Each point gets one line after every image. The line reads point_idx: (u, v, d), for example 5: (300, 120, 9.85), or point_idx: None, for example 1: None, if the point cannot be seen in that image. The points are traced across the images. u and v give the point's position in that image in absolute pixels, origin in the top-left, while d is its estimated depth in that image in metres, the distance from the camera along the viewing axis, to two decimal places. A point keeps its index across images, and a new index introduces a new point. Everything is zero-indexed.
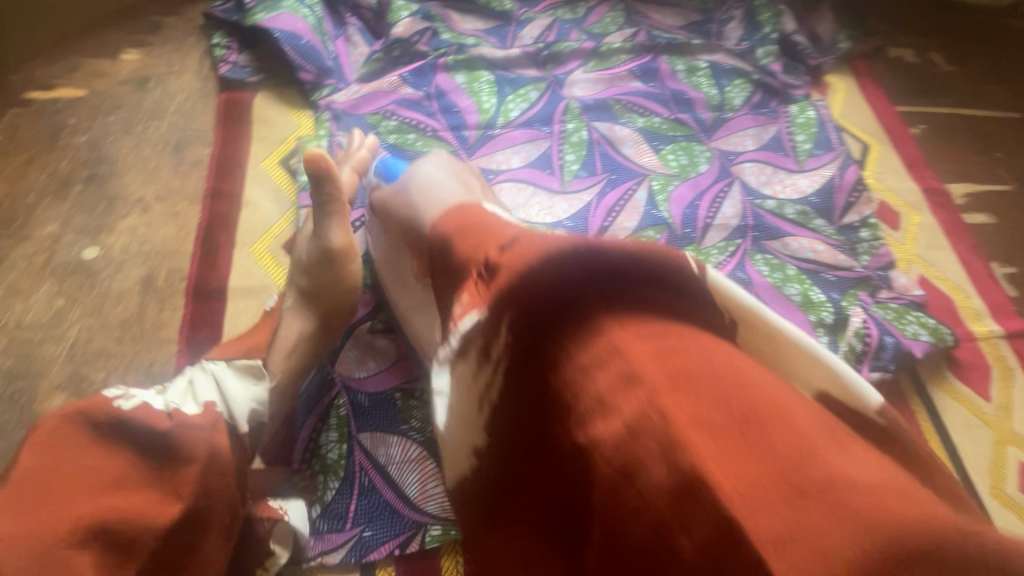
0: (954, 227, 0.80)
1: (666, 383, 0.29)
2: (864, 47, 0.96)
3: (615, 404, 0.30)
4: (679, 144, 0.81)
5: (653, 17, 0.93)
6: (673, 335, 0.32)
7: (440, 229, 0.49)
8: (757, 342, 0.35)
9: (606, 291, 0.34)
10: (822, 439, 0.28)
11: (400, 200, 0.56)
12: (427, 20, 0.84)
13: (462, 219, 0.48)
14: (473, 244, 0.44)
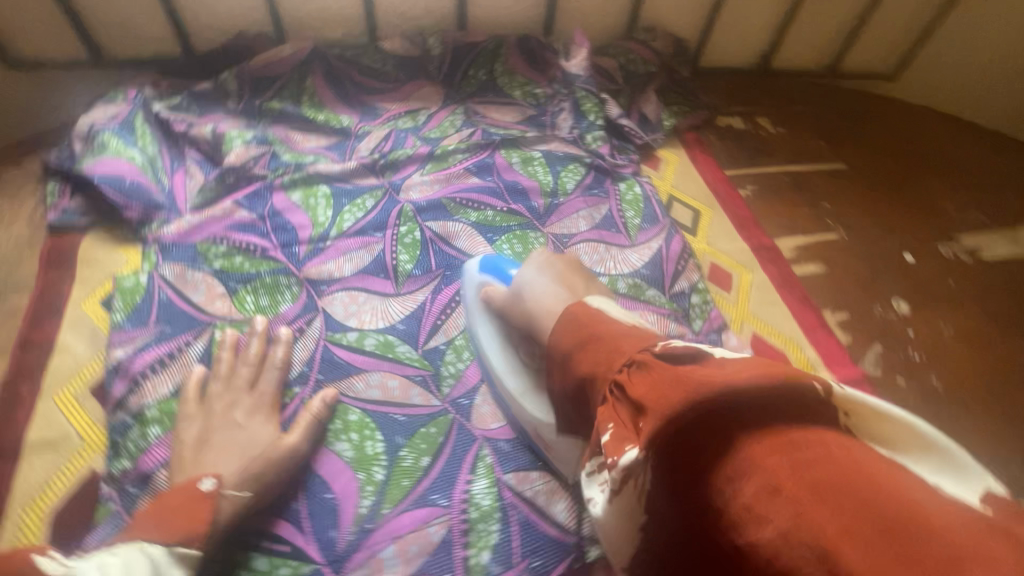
0: (784, 280, 0.83)
1: (773, 493, 0.33)
2: (692, 121, 1.03)
3: (751, 511, 0.33)
4: (513, 234, 0.85)
5: (492, 115, 1.00)
6: (811, 447, 0.35)
7: (560, 344, 0.54)
8: (871, 427, 0.38)
9: (748, 411, 0.38)
10: (967, 541, 0.28)
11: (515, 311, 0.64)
12: (265, 145, 0.88)
13: (579, 328, 0.53)
14: (601, 356, 0.49)
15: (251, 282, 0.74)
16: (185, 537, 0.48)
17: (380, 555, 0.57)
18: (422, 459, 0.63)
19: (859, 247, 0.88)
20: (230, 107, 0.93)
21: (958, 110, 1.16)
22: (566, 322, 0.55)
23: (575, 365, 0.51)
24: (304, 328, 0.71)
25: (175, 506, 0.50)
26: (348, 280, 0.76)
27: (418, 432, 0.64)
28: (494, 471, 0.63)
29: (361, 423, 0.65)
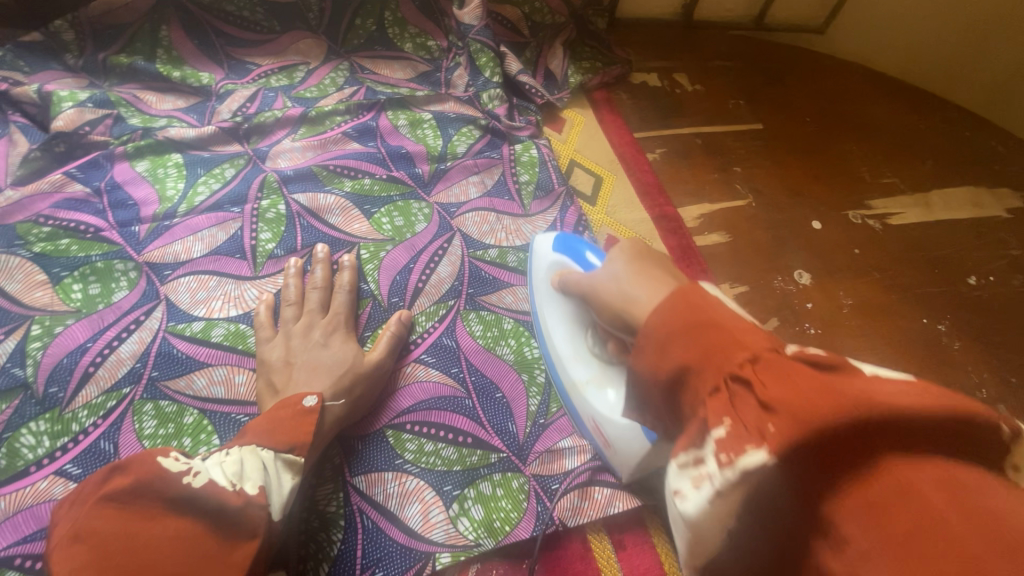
0: (684, 252, 0.78)
1: (937, 524, 0.24)
2: (603, 78, 0.96)
3: (897, 541, 0.24)
4: (394, 204, 0.76)
5: (381, 72, 0.90)
6: (972, 483, 0.26)
7: (659, 324, 0.37)
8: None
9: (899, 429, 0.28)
10: None
11: (594, 296, 0.49)
12: (105, 107, 0.77)
13: (697, 312, 0.36)
14: (722, 345, 0.34)
15: (80, 268, 0.65)
16: (291, 444, 0.48)
17: None
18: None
19: (768, 215, 0.84)
20: (67, 62, 0.80)
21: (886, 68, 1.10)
22: (674, 300, 0.37)
23: (675, 351, 0.35)
24: (141, 320, 0.62)
25: (281, 420, 0.49)
26: (197, 263, 0.67)
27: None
28: (341, 474, 0.57)
29: (197, 425, 0.58)
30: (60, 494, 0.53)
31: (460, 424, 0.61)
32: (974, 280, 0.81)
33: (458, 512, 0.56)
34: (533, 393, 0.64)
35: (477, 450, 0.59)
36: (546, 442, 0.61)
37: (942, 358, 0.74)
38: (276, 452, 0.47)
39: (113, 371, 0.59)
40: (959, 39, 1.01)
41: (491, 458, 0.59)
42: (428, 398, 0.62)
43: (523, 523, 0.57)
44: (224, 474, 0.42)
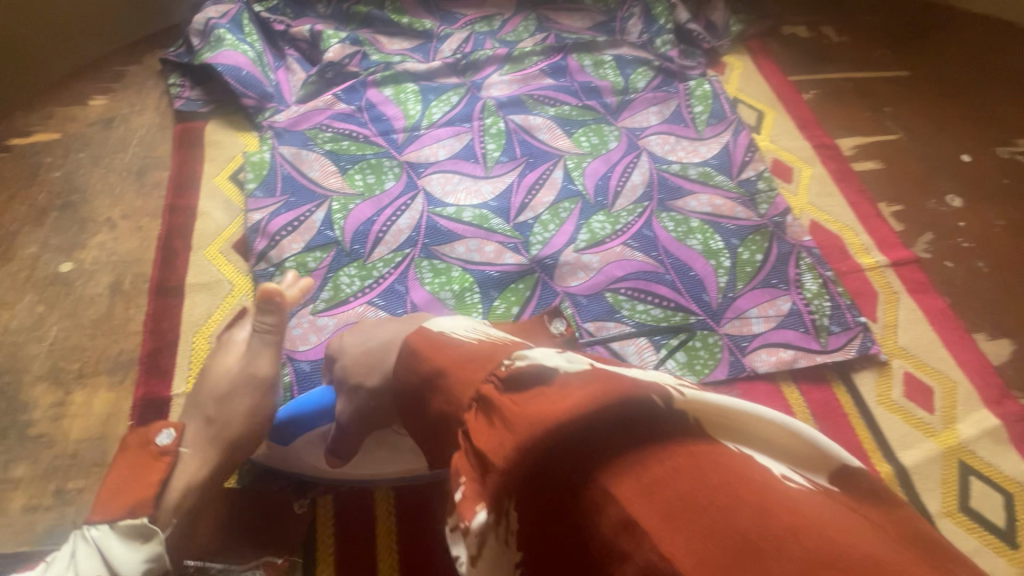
0: (842, 174, 0.88)
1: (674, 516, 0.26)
2: (758, 29, 1.06)
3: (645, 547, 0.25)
4: (589, 127, 0.90)
5: (563, 21, 1.04)
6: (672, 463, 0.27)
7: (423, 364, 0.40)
8: (718, 426, 0.30)
9: (592, 430, 0.29)
10: (835, 522, 0.25)
11: (367, 358, 0.48)
12: (356, 45, 0.95)
13: (423, 360, 0.40)
14: (449, 385, 0.38)
15: (359, 163, 0.83)
16: (126, 509, 0.45)
17: None
18: (513, 308, 0.72)
19: (918, 148, 0.92)
20: (321, 11, 0.99)
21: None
22: (407, 353, 0.41)
23: (431, 405, 0.39)
24: (408, 203, 0.80)
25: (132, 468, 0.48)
26: (442, 164, 0.84)
27: (509, 286, 0.74)
28: (574, 320, 0.72)
29: (462, 277, 0.74)
30: (373, 316, 0.71)
31: (663, 292, 0.74)
32: None
33: (667, 355, 0.70)
34: (722, 274, 0.76)
35: (679, 312, 0.73)
36: (735, 311, 0.73)
37: None
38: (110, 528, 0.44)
39: (396, 237, 0.76)
40: None
41: (691, 319, 0.72)
42: (635, 270, 0.75)
43: (719, 368, 0.69)
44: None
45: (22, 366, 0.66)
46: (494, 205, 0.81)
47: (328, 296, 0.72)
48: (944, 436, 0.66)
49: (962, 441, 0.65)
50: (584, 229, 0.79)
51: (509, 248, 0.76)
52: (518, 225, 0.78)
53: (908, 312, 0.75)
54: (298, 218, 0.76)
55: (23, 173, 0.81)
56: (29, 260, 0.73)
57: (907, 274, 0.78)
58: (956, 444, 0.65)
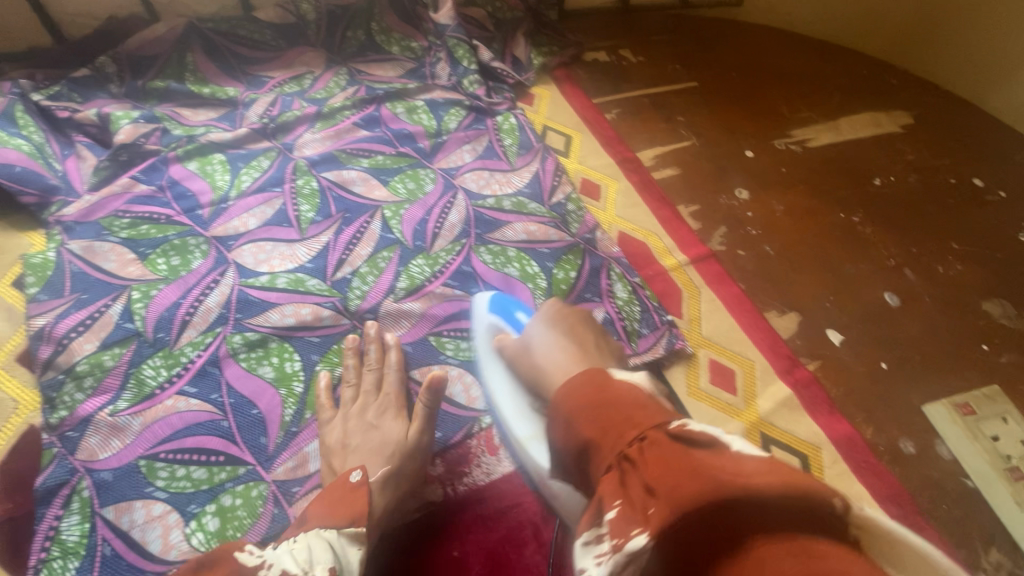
0: (644, 184, 0.95)
1: None
2: (560, 59, 1.14)
3: None
4: (405, 173, 0.92)
5: (374, 73, 1.07)
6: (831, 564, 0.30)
7: (567, 395, 0.46)
8: (881, 549, 0.34)
9: (763, 515, 0.33)
10: None
11: (523, 362, 0.60)
12: (153, 122, 0.91)
13: (598, 391, 0.45)
14: (612, 419, 0.42)
15: (161, 246, 0.79)
16: (350, 519, 0.52)
17: (305, 450, 0.65)
18: (336, 369, 0.71)
19: (709, 151, 1.02)
20: (113, 91, 0.95)
21: (806, 24, 1.28)
22: (580, 379, 0.47)
23: (578, 430, 0.44)
24: (218, 279, 0.77)
25: (337, 499, 0.55)
26: (254, 233, 0.82)
27: (331, 348, 0.73)
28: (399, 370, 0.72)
29: (281, 347, 0.72)
30: (184, 407, 0.66)
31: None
32: (879, 180, 1.01)
33: None
34: (539, 297, 0.79)
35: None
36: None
37: (858, 240, 0.92)
38: (337, 531, 0.50)
39: (205, 317, 0.74)
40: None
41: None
42: (457, 309, 0.77)
43: None
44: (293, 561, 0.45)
45: None
46: (310, 267, 0.80)
47: (131, 394, 0.67)
48: (747, 414, 0.72)
49: (762, 415, 0.72)
50: (404, 276, 0.80)
51: (327, 308, 0.75)
52: (336, 283, 0.78)
53: (709, 303, 0.82)
54: (90, 317, 0.71)
55: None
56: None
57: (706, 269, 0.85)
58: (757, 419, 0.71)
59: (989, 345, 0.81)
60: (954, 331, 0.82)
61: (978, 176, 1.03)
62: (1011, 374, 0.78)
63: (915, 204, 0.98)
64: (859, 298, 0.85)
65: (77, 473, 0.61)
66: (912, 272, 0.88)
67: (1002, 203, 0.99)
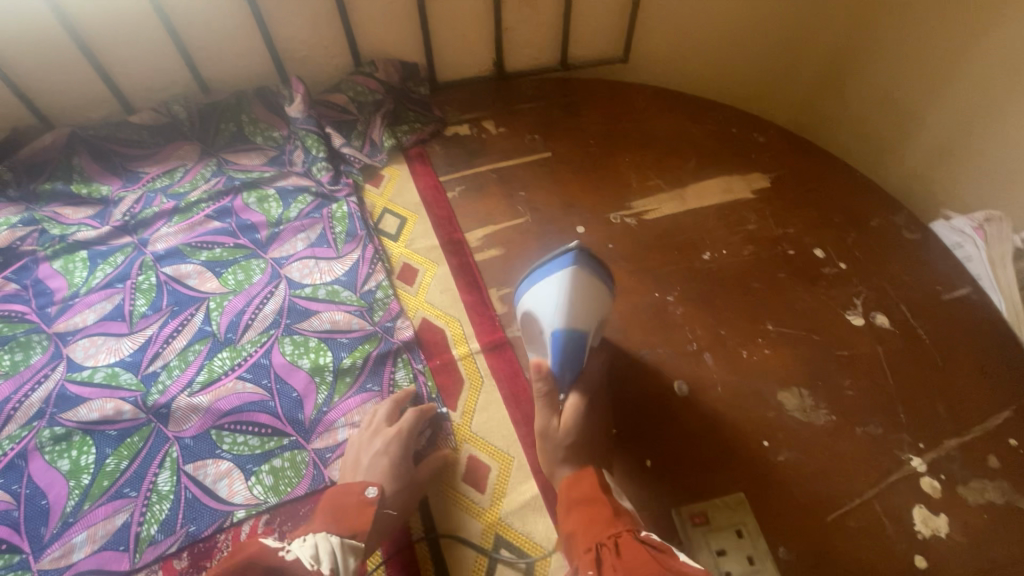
0: (461, 267, 1.00)
1: None
2: (418, 136, 1.20)
3: None
4: (238, 265, 1.00)
5: (241, 161, 1.15)
6: None
7: (575, 488, 0.66)
8: None
9: None
10: None
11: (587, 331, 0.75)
12: (31, 225, 1.05)
13: (590, 499, 0.65)
14: (595, 519, 0.62)
15: (8, 343, 0.91)
16: (354, 532, 0.63)
17: (73, 541, 0.75)
18: (122, 462, 0.80)
19: (540, 228, 1.05)
20: (8, 194, 1.08)
21: (726, 98, 1.41)
22: (581, 482, 0.67)
23: (574, 522, 0.63)
24: (48, 373, 0.88)
25: (351, 508, 0.66)
26: (90, 328, 0.93)
27: (127, 442, 0.82)
28: (177, 463, 0.80)
29: (82, 441, 0.82)
30: None
31: (263, 419, 0.83)
32: (708, 255, 0.99)
33: (254, 482, 0.79)
34: (322, 389, 0.86)
35: (275, 437, 0.82)
36: (326, 425, 0.83)
37: (665, 322, 0.91)
38: (341, 539, 0.62)
39: (26, 411, 0.84)
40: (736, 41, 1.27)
41: (284, 441, 0.82)
42: (244, 403, 0.85)
43: (300, 485, 0.79)
44: (305, 556, 0.57)
45: None
46: (130, 360, 0.90)
47: None
48: (488, 513, 0.75)
49: (502, 514, 0.75)
50: (206, 369, 0.88)
51: (128, 402, 0.84)
52: (145, 377, 0.87)
53: (488, 395, 0.85)
54: None
55: None
56: None
57: (495, 357, 0.88)
58: (496, 518, 0.75)
59: (770, 442, 0.79)
60: (735, 426, 0.80)
61: (820, 247, 0.99)
62: (783, 475, 0.76)
63: (740, 281, 0.96)
64: (642, 388, 0.84)
65: None
66: (712, 358, 0.87)
67: (837, 275, 0.95)
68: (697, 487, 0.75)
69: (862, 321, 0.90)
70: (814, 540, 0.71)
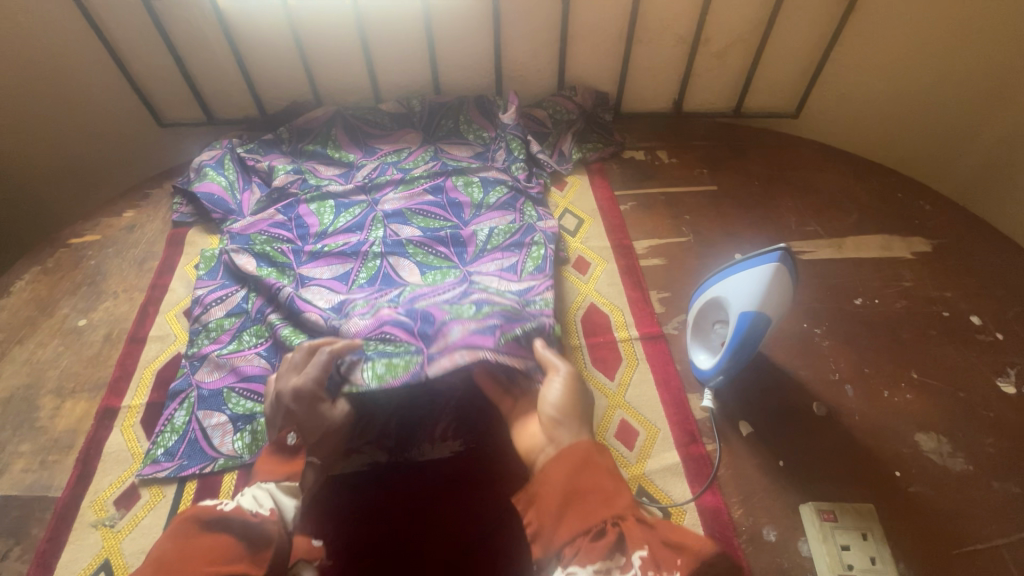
0: (627, 267, 1.16)
1: None
2: (600, 154, 1.39)
3: None
4: (439, 272, 1.14)
5: (453, 152, 1.39)
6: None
7: (568, 460, 0.65)
8: None
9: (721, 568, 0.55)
10: None
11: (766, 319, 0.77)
12: (299, 174, 1.34)
13: (577, 470, 0.64)
14: (592, 501, 0.61)
15: (265, 255, 1.16)
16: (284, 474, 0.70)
17: None
18: None
19: (699, 248, 1.19)
20: (283, 149, 1.40)
21: (891, 161, 1.47)
22: (569, 453, 0.66)
23: (570, 495, 0.63)
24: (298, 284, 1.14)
25: (278, 457, 0.73)
26: (332, 254, 1.18)
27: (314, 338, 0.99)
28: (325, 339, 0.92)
29: (296, 332, 1.03)
30: (252, 360, 1.02)
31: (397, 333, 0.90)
32: (860, 300, 1.07)
33: (367, 367, 0.84)
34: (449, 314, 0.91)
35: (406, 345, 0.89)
36: (442, 331, 0.88)
37: (811, 349, 1.00)
38: (276, 482, 0.69)
39: None
40: (913, 109, 1.36)
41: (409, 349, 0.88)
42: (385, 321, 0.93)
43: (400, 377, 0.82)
44: (247, 503, 0.63)
45: (40, 382, 1.04)
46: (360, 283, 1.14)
47: (233, 347, 1.05)
48: (634, 467, 0.88)
49: (646, 472, 0.88)
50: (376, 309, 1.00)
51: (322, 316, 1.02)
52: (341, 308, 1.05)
53: (641, 374, 0.99)
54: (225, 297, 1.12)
55: (71, 262, 1.23)
56: (62, 316, 1.14)
57: (651, 346, 1.03)
58: (641, 473, 0.88)
59: (901, 472, 0.86)
60: (868, 453, 0.88)
61: (976, 314, 1.04)
62: (913, 504, 0.83)
63: (889, 330, 1.02)
64: (783, 400, 0.94)
65: (192, 386, 1.00)
66: (853, 390, 0.95)
67: (993, 344, 0.99)
68: (825, 491, 0.84)
69: (1014, 390, 0.94)
70: (937, 565, 0.77)
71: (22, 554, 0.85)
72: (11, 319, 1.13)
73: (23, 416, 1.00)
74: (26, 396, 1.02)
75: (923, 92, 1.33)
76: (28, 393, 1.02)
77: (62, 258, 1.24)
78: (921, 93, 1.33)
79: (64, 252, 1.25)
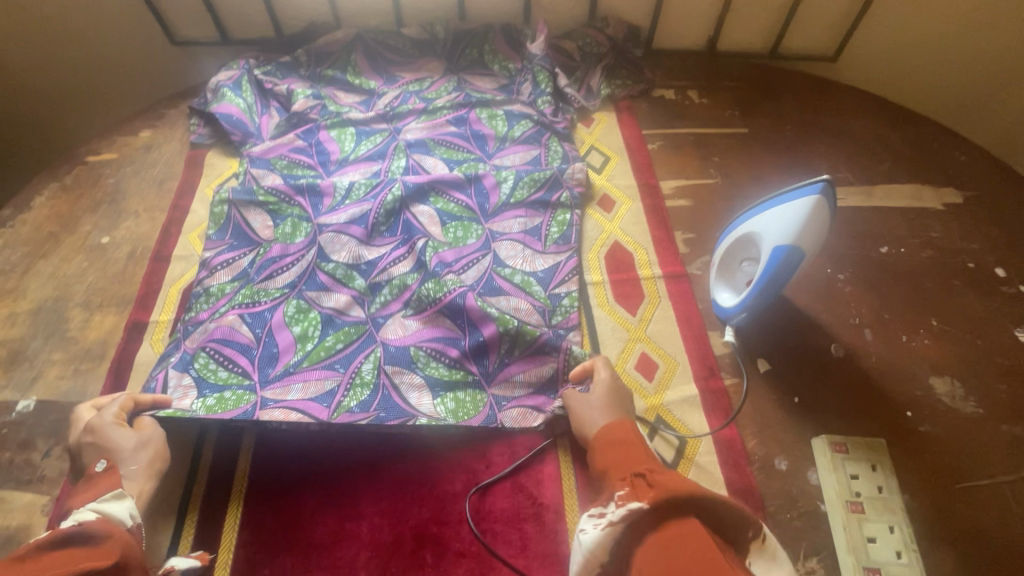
0: (653, 207, 1.15)
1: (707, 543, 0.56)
2: (629, 91, 1.35)
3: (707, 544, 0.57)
4: (461, 223, 1.09)
5: (476, 83, 1.35)
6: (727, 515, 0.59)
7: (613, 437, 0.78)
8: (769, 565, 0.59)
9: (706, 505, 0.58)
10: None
11: (798, 256, 0.77)
12: (318, 99, 1.30)
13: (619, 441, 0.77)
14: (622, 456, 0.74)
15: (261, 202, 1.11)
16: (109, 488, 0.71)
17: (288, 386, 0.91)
18: (338, 344, 0.96)
19: (727, 191, 1.17)
20: (301, 74, 1.35)
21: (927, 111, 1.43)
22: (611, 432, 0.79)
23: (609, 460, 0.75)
24: (302, 255, 1.04)
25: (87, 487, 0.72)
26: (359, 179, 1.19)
27: (344, 330, 0.98)
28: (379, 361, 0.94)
29: (316, 318, 0.99)
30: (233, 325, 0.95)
31: (454, 353, 0.95)
32: (886, 249, 1.06)
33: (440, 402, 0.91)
34: (505, 343, 0.94)
35: (460, 372, 0.94)
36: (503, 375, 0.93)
37: (834, 294, 1.00)
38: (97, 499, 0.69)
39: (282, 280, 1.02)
40: (957, 55, 1.31)
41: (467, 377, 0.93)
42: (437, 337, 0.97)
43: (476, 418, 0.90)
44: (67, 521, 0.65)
45: (68, 296, 1.05)
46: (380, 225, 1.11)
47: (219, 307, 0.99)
48: (652, 397, 0.91)
49: (665, 403, 0.90)
50: (417, 294, 1.00)
51: (357, 301, 1.01)
52: (374, 285, 1.02)
53: (663, 311, 1.00)
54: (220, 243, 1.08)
55: (89, 179, 1.21)
56: (84, 234, 1.13)
57: (674, 284, 1.04)
58: (659, 403, 0.90)
59: (913, 413, 0.88)
60: (883, 395, 0.90)
61: (1003, 266, 1.03)
62: (922, 443, 0.85)
63: (912, 279, 1.02)
64: (803, 341, 0.95)
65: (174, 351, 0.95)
66: (872, 333, 0.96)
67: (1016, 296, 1.00)
68: (838, 427, 0.87)
69: None
70: (938, 497, 0.81)
71: (61, 455, 0.89)
72: (34, 232, 1.13)
73: (53, 327, 1.01)
74: (54, 309, 1.03)
75: (970, 37, 1.27)
76: (56, 306, 1.04)
77: (80, 175, 1.22)
78: (968, 40, 1.28)
79: (82, 169, 1.23)
